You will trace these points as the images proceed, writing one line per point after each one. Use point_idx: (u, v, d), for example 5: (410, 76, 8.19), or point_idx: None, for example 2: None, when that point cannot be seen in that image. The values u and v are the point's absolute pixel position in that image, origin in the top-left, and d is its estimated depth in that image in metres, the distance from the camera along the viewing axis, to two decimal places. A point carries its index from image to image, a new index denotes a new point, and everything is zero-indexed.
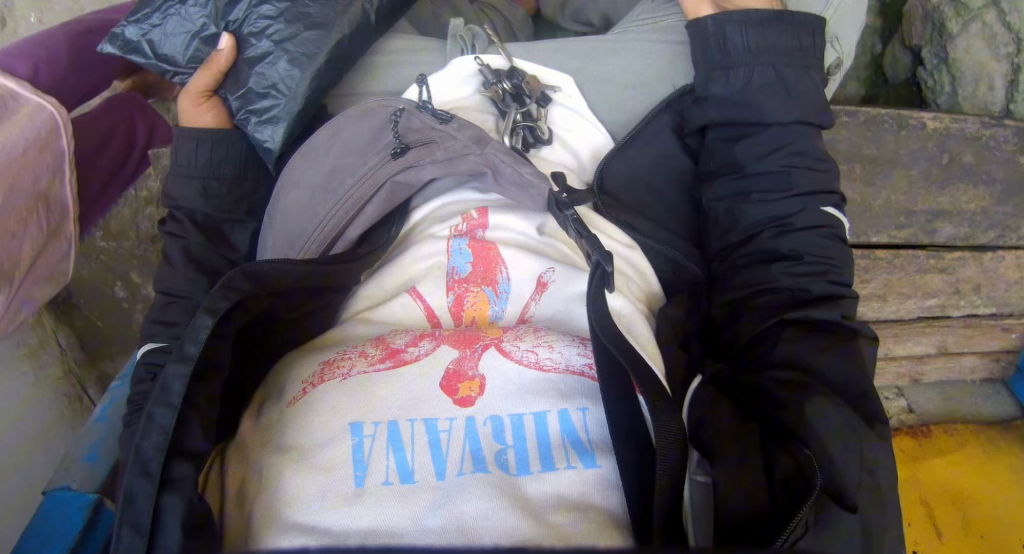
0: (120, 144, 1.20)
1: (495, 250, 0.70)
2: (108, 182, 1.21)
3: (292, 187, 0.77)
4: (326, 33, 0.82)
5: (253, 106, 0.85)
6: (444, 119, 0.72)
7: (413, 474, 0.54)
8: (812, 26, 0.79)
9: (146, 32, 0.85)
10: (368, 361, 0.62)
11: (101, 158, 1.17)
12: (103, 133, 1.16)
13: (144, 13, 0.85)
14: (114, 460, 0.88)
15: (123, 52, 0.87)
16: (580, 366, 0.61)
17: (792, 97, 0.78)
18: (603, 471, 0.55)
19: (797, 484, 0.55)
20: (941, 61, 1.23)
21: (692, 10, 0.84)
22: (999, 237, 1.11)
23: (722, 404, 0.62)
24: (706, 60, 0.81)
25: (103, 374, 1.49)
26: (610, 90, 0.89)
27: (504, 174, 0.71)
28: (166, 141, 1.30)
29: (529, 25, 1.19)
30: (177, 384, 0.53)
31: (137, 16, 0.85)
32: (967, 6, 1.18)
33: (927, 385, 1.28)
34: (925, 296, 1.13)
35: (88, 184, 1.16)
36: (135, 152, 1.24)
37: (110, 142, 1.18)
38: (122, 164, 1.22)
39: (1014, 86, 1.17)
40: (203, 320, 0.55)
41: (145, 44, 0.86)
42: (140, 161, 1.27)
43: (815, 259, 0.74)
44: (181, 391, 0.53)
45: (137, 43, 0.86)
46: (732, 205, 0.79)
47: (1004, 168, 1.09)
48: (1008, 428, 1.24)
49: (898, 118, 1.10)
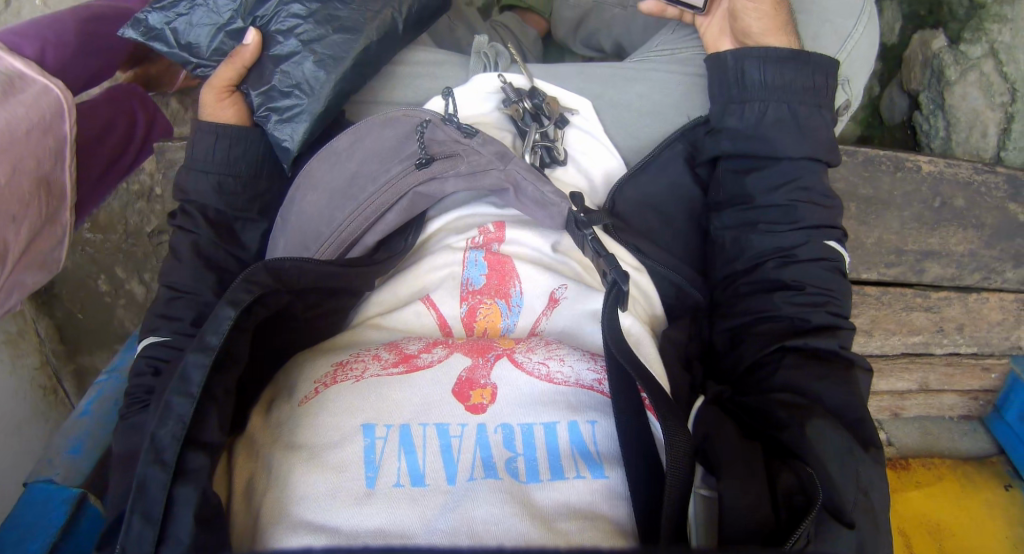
0: (121, 135, 1.19)
1: (509, 263, 0.72)
2: (106, 172, 1.18)
3: (310, 190, 0.78)
4: (354, 36, 0.84)
5: (275, 104, 0.86)
6: (469, 133, 0.75)
7: (424, 477, 0.55)
8: (827, 66, 0.82)
9: (171, 20, 0.87)
10: (381, 364, 0.63)
11: (101, 148, 1.15)
12: (104, 121, 1.15)
13: (171, 1, 0.86)
14: (101, 452, 0.86)
15: (145, 38, 0.88)
16: (590, 382, 0.63)
17: (803, 133, 0.80)
18: (612, 482, 0.57)
19: (797, 499, 0.58)
20: (936, 106, 1.27)
21: (713, 43, 0.90)
22: (985, 279, 1.15)
23: (727, 425, 0.64)
24: (723, 93, 0.84)
25: (79, 368, 1.49)
26: (627, 116, 0.91)
27: (526, 192, 0.74)
28: (165, 134, 1.31)
29: (539, 46, 1.22)
30: (196, 373, 0.54)
31: (163, 4, 0.87)
32: (966, 55, 1.23)
33: (906, 420, 1.30)
34: (909, 333, 1.17)
35: (87, 172, 1.13)
36: (133, 145, 1.23)
37: (111, 130, 1.17)
38: (121, 152, 1.21)
39: (1006, 135, 1.22)
40: (225, 312, 0.56)
41: (168, 32, 0.88)
42: (142, 152, 1.27)
43: (817, 290, 0.77)
44: (201, 381, 0.53)
45: (161, 30, 0.88)
46: (739, 234, 0.82)
47: (994, 214, 1.13)
48: (983, 464, 1.27)
49: (895, 160, 1.14)
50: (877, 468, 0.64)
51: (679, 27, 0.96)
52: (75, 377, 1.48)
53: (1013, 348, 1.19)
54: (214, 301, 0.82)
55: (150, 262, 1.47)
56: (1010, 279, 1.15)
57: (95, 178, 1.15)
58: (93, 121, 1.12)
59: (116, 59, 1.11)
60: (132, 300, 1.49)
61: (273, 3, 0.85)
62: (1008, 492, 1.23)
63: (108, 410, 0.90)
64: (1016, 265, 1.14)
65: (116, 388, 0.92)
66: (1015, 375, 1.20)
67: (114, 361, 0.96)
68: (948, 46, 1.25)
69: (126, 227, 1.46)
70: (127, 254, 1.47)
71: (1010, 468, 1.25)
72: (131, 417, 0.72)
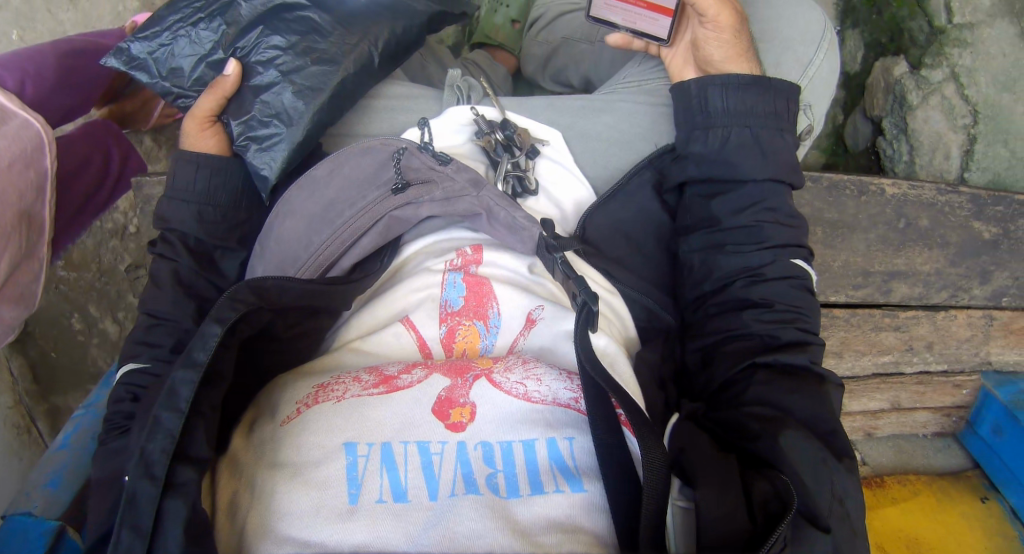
0: (96, 171, 1.20)
1: (487, 285, 0.73)
2: (83, 206, 1.19)
3: (289, 216, 0.79)
4: (332, 68, 0.87)
5: (255, 133, 0.88)
6: (444, 161, 0.77)
7: (406, 493, 0.56)
8: (786, 92, 0.85)
9: (154, 50, 0.88)
10: (362, 385, 0.64)
11: (75, 187, 1.16)
12: (81, 157, 1.16)
13: (154, 32, 0.87)
14: (79, 485, 0.84)
15: (127, 67, 0.89)
16: (566, 400, 0.64)
17: (766, 156, 0.83)
18: (591, 495, 0.58)
19: (773, 505, 0.59)
20: (899, 131, 1.32)
21: (677, 73, 0.94)
22: (952, 297, 1.18)
23: (701, 437, 0.66)
24: (688, 120, 0.87)
25: (52, 408, 1.46)
26: (596, 146, 0.94)
27: (497, 217, 0.76)
28: (140, 169, 1.30)
29: (509, 82, 1.25)
30: (184, 389, 0.55)
31: (146, 34, 0.88)
32: (927, 80, 1.28)
33: (879, 440, 1.33)
34: (879, 352, 1.20)
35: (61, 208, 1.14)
36: (109, 181, 1.23)
37: (86, 167, 1.18)
38: (99, 183, 1.22)
39: (969, 156, 1.27)
40: (212, 329, 0.58)
41: (151, 62, 0.89)
42: (117, 187, 1.26)
43: (785, 307, 0.79)
44: (189, 396, 0.55)
45: (144, 60, 0.88)
46: (708, 256, 0.84)
47: (958, 233, 1.17)
48: (958, 477, 1.29)
49: (859, 185, 1.17)
50: (851, 477, 0.66)
51: (646, 59, 1.00)
52: (47, 416, 1.45)
53: (983, 364, 1.22)
54: (194, 328, 0.82)
55: (125, 298, 1.48)
56: (977, 296, 1.19)
57: (66, 220, 1.16)
58: (68, 157, 1.13)
59: (95, 90, 1.11)
60: (105, 338, 1.49)
61: (255, 34, 0.87)
62: (986, 504, 1.25)
63: (85, 443, 0.89)
64: (982, 282, 1.18)
65: (92, 422, 0.91)
66: (984, 390, 1.23)
67: (91, 396, 0.95)
68: (910, 72, 1.31)
69: (100, 265, 1.47)
70: (101, 292, 1.47)
71: (986, 481, 1.28)
72: (110, 444, 0.72)
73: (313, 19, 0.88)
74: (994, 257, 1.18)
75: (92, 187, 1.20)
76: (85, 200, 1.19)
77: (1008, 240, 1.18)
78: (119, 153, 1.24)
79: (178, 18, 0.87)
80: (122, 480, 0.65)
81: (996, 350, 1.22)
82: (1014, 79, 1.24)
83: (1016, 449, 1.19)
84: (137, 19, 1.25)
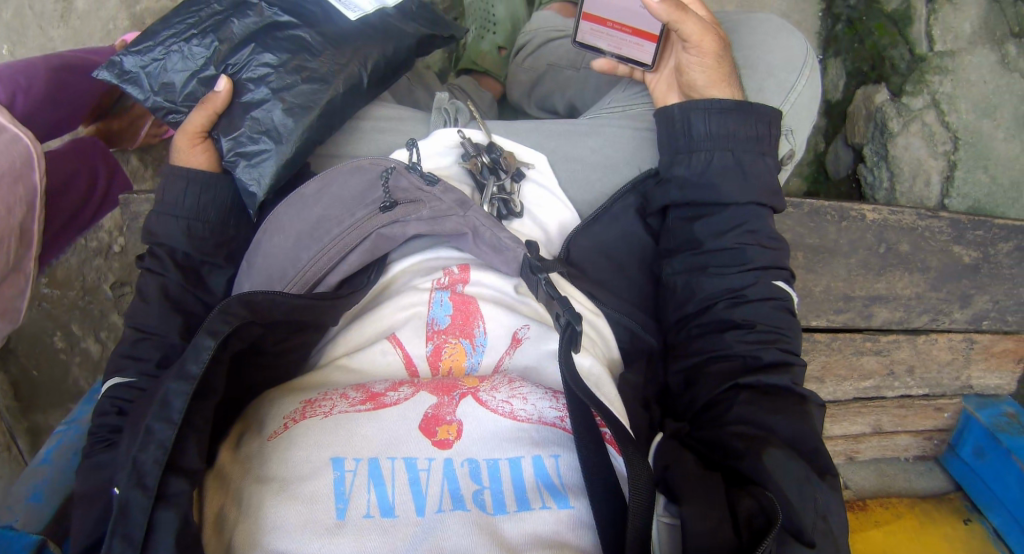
0: (82, 187, 1.20)
1: (473, 304, 0.74)
2: (69, 222, 1.20)
3: (277, 232, 0.80)
4: (322, 87, 0.89)
5: (244, 149, 0.88)
6: (431, 181, 0.78)
7: (393, 508, 0.56)
8: (767, 116, 0.87)
9: (147, 64, 0.89)
10: (349, 402, 0.64)
11: (62, 204, 1.16)
12: (68, 173, 1.17)
13: (147, 46, 0.89)
14: (62, 499, 0.85)
15: (119, 80, 0.89)
16: (551, 418, 0.64)
17: (748, 179, 0.85)
18: (576, 512, 0.58)
19: (759, 520, 0.60)
20: (880, 158, 1.36)
21: (661, 98, 0.96)
22: (933, 320, 1.20)
23: (686, 456, 0.67)
24: (671, 144, 0.89)
25: (33, 426, 1.44)
26: (580, 169, 0.96)
27: (483, 238, 0.77)
28: (125, 188, 1.30)
29: (495, 107, 1.27)
30: (177, 400, 0.56)
31: (139, 48, 0.89)
32: (907, 107, 1.32)
33: (861, 464, 1.36)
34: (860, 377, 1.21)
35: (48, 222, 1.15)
36: (95, 197, 1.24)
37: (73, 183, 1.18)
38: (85, 202, 1.22)
39: (949, 182, 1.30)
40: (204, 341, 0.58)
41: (144, 76, 0.89)
42: (101, 210, 1.27)
43: (767, 328, 0.80)
44: (182, 408, 0.56)
45: (136, 74, 0.89)
46: (691, 278, 0.86)
47: (938, 258, 1.19)
48: (941, 501, 1.31)
49: (839, 210, 1.18)
50: (833, 495, 0.68)
51: (630, 85, 1.03)
52: (27, 434, 1.43)
53: (964, 388, 1.24)
54: (181, 343, 0.82)
55: (108, 318, 1.47)
56: (957, 320, 1.20)
57: (54, 234, 1.17)
58: (53, 174, 1.13)
59: (84, 106, 1.13)
60: (87, 357, 1.47)
61: (247, 51, 0.88)
62: (968, 526, 1.26)
63: (67, 458, 0.88)
64: (963, 306, 1.20)
65: (76, 437, 0.90)
66: (966, 413, 1.24)
67: (74, 411, 0.94)
68: (891, 99, 1.34)
69: (84, 283, 1.46)
70: (84, 311, 1.47)
71: (969, 504, 1.29)
72: (95, 457, 0.71)
73: (303, 38, 0.89)
74: (974, 281, 1.20)
75: (77, 204, 1.20)
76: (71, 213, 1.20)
77: (988, 264, 1.20)
78: (105, 174, 1.24)
79: (170, 34, 0.88)
80: (105, 494, 0.65)
81: (977, 374, 1.23)
82: (994, 106, 1.27)
83: (998, 472, 1.20)
84: (126, 38, 1.26)
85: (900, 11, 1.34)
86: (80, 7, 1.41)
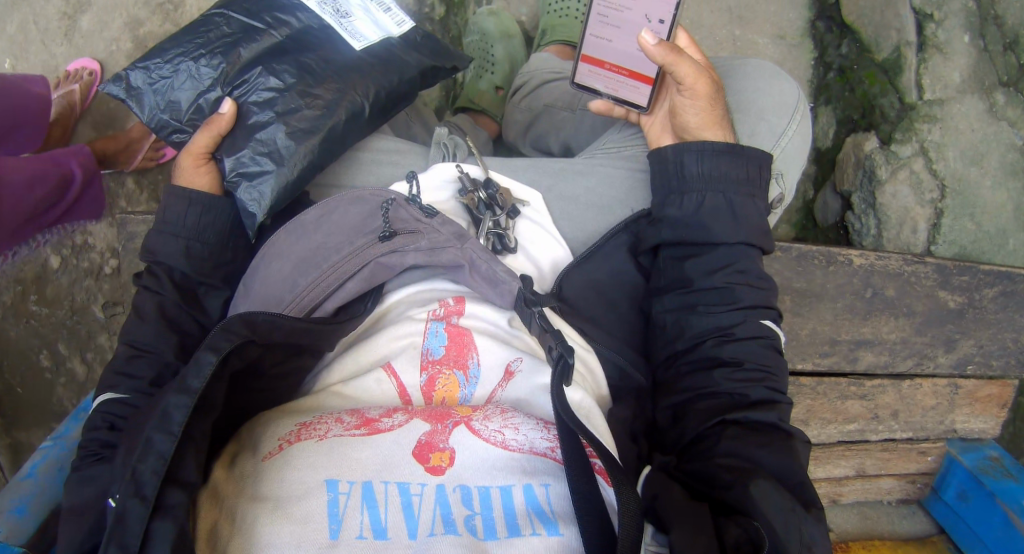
0: (52, 186, 1.22)
1: (468, 336, 0.75)
2: (34, 216, 1.24)
3: (278, 259, 0.82)
4: (326, 113, 0.91)
5: (245, 170, 0.90)
6: (430, 213, 0.80)
7: (386, 531, 0.57)
8: (760, 159, 0.89)
9: (154, 80, 0.91)
10: (344, 426, 0.64)
11: (17, 201, 1.16)
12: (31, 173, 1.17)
13: (156, 63, 0.91)
14: (46, 514, 0.85)
15: (125, 95, 0.92)
16: (542, 448, 0.65)
17: (738, 219, 0.87)
18: (566, 539, 0.59)
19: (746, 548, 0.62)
20: (868, 205, 1.38)
21: (654, 140, 0.99)
22: (917, 365, 1.22)
23: (674, 486, 0.69)
24: (665, 184, 0.91)
25: (15, 443, 1.49)
26: (575, 206, 0.97)
27: (479, 269, 0.78)
28: (98, 198, 1.36)
29: (489, 146, 1.30)
30: (177, 412, 0.57)
31: (148, 65, 0.91)
32: (897, 155, 1.36)
33: (844, 506, 1.37)
34: (844, 421, 1.23)
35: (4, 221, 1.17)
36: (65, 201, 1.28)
37: (38, 185, 1.18)
38: (54, 199, 1.25)
39: (935, 229, 1.34)
40: (207, 357, 0.60)
41: (150, 91, 0.92)
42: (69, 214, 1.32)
43: (755, 365, 0.82)
44: (182, 420, 0.57)
45: (143, 90, 0.92)
46: (680, 317, 0.88)
47: (924, 302, 1.21)
48: (921, 544, 1.33)
49: (827, 255, 1.20)
50: (819, 527, 0.68)
51: (625, 127, 1.07)
52: (8, 451, 1.48)
53: (948, 432, 1.26)
54: (175, 363, 0.83)
55: (95, 340, 1.47)
56: (942, 364, 1.22)
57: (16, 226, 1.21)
58: (20, 171, 1.14)
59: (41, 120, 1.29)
60: (72, 378, 1.48)
61: (252, 74, 0.90)
62: None
63: (53, 473, 0.88)
64: (947, 350, 1.22)
65: (62, 454, 0.90)
66: (949, 455, 1.26)
67: (59, 428, 0.93)
68: (879, 147, 1.38)
69: (72, 303, 1.46)
70: (71, 331, 1.47)
71: (952, 546, 1.32)
72: (82, 472, 0.71)
73: (308, 63, 0.92)
74: (959, 326, 1.22)
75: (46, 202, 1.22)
76: (37, 209, 1.22)
77: (973, 309, 1.22)
78: (82, 179, 1.27)
79: (179, 53, 0.91)
80: (92, 510, 0.65)
81: (962, 418, 1.26)
82: (982, 154, 1.34)
83: (980, 515, 1.22)
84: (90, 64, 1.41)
85: (891, 60, 1.39)
86: (84, 27, 1.43)
